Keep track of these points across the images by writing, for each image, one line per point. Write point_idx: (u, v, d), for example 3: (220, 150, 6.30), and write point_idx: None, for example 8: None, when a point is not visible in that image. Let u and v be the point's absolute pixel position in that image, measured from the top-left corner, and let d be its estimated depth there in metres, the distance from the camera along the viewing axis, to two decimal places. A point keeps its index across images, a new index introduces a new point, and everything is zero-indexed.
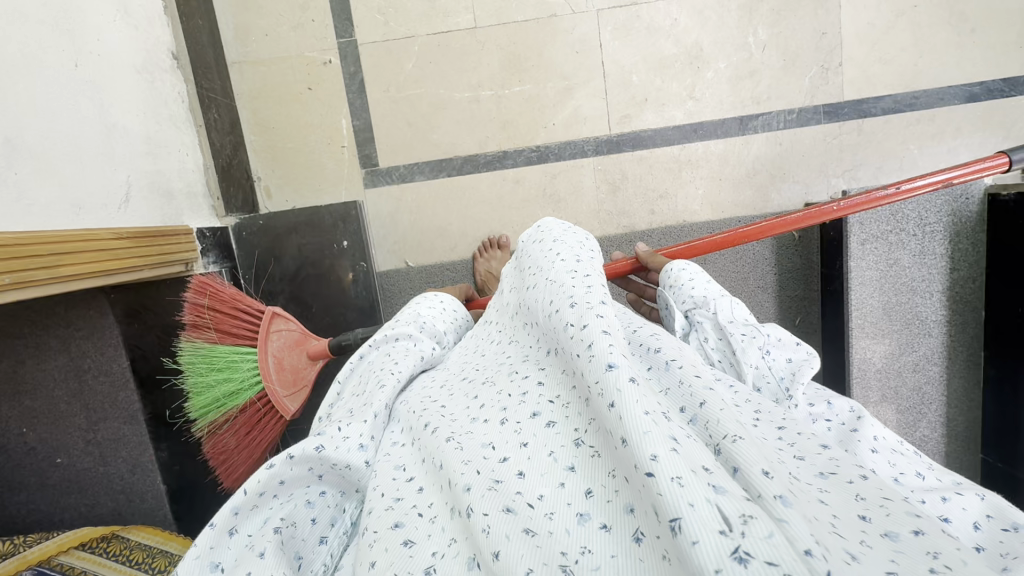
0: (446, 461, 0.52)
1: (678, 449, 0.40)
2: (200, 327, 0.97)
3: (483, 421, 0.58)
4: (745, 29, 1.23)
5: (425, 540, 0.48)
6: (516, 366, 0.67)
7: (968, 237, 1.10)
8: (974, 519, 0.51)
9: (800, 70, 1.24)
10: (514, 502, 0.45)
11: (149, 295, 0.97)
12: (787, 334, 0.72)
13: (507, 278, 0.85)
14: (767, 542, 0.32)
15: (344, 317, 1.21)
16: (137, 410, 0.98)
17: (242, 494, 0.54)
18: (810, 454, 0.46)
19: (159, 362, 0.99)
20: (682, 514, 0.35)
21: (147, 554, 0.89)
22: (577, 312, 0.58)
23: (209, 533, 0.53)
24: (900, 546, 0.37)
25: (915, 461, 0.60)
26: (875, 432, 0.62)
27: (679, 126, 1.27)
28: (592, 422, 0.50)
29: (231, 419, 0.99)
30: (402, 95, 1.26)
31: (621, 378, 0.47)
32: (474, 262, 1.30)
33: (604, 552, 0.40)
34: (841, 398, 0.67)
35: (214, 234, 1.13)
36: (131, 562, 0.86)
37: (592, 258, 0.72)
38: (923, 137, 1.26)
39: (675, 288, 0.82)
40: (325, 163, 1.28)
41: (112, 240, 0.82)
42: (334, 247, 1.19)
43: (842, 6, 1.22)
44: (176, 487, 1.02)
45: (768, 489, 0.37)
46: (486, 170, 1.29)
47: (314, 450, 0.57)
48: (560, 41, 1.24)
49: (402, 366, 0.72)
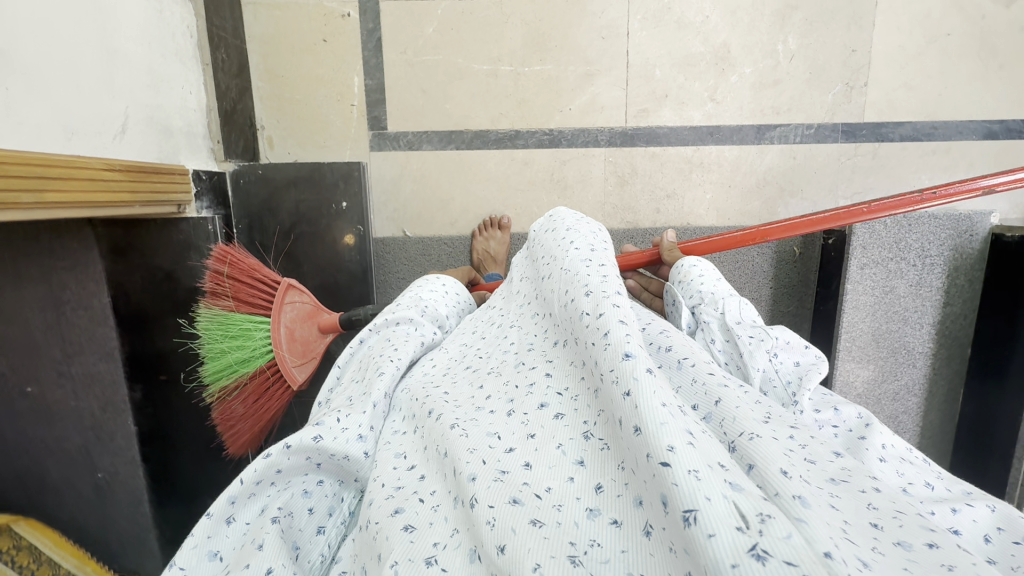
0: (452, 449, 0.51)
1: (694, 443, 0.40)
2: (218, 295, 0.97)
3: (489, 411, 0.58)
4: (776, 36, 1.20)
5: (426, 528, 0.46)
6: (522, 356, 0.68)
7: (964, 274, 1.11)
8: (984, 532, 0.52)
9: (824, 85, 1.22)
10: (521, 493, 0.45)
11: (137, 233, 0.97)
12: (796, 337, 0.73)
13: (519, 266, 0.88)
14: (786, 542, 0.32)
15: (336, 280, 1.19)
16: (114, 348, 0.99)
17: (238, 483, 0.53)
18: (822, 459, 0.47)
19: (140, 302, 1.00)
20: (698, 506, 0.35)
21: (30, 556, 0.96)
22: (593, 302, 0.60)
23: (205, 523, 0.52)
24: (913, 555, 0.37)
25: (924, 470, 0.61)
26: (884, 439, 0.63)
27: (696, 127, 1.25)
28: (602, 414, 0.51)
29: (241, 386, 0.98)
30: (419, 60, 1.23)
31: (638, 367, 0.48)
32: (472, 239, 1.29)
33: (614, 546, 0.40)
34: (848, 404, 0.69)
35: (210, 177, 1.10)
36: (16, 564, 0.93)
37: (606, 249, 0.73)
38: (936, 168, 1.25)
39: (685, 283, 0.84)
40: (333, 120, 1.25)
41: (104, 170, 0.80)
42: (333, 208, 1.17)
43: (875, 24, 1.19)
44: (148, 429, 1.03)
45: (785, 489, 0.38)
46: (495, 148, 1.26)
47: (312, 439, 0.56)
48: (587, 23, 1.21)
49: (402, 353, 0.71)
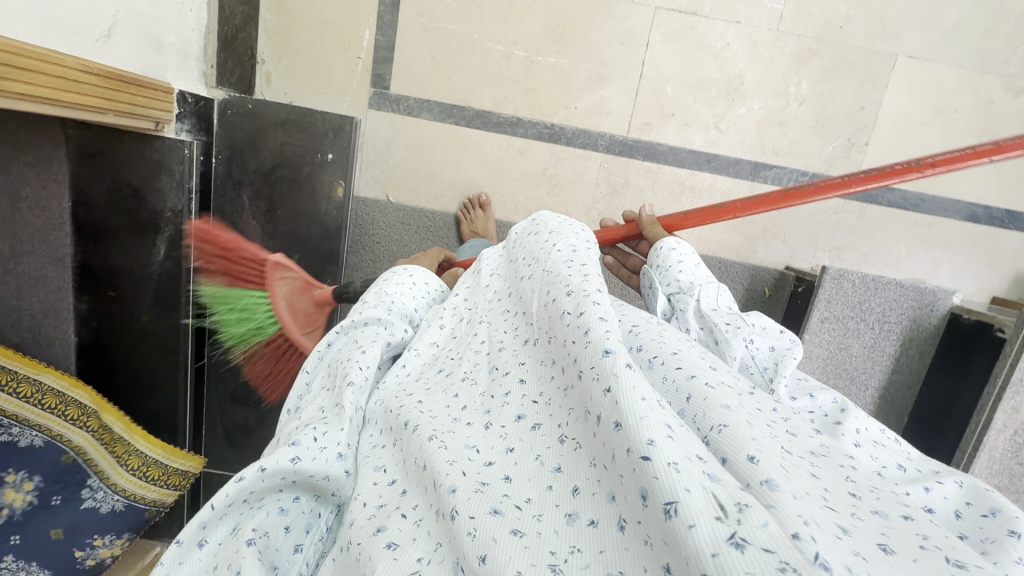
0: (431, 462, 0.49)
1: (673, 436, 0.40)
2: (213, 271, 1.10)
3: (466, 424, 0.56)
4: (791, 77, 1.20)
5: (409, 545, 0.45)
6: (495, 359, 0.67)
7: (918, 345, 1.14)
8: (954, 508, 0.50)
9: (827, 135, 1.23)
10: (501, 504, 0.44)
11: (105, 141, 0.94)
12: (771, 322, 0.72)
13: (490, 261, 0.87)
14: (764, 530, 0.32)
15: (307, 231, 1.17)
16: (67, 255, 1.00)
17: (209, 509, 0.52)
18: (802, 435, 0.48)
19: (99, 213, 1.00)
20: (679, 498, 0.35)
21: (114, 435, 1.03)
22: (574, 301, 0.60)
23: (175, 550, 0.51)
24: (889, 522, 0.39)
25: (896, 453, 0.59)
26: (858, 424, 0.61)
27: (696, 151, 1.25)
28: (574, 415, 0.51)
29: (261, 350, 1.12)
30: (434, 26, 1.20)
31: (618, 363, 0.48)
32: (458, 219, 1.28)
33: (593, 548, 0.40)
34: (824, 390, 0.67)
35: (196, 102, 1.05)
36: (101, 442, 1.00)
37: (588, 249, 0.74)
38: (915, 240, 1.27)
39: (663, 268, 0.83)
40: (336, 68, 1.22)
41: (78, 70, 0.76)
42: (317, 157, 1.14)
43: (888, 87, 1.20)
44: (85, 342, 1.06)
45: (755, 476, 0.38)
46: (494, 131, 1.25)
47: (289, 461, 0.53)
48: (609, 25, 1.19)
49: (370, 357, 0.67)
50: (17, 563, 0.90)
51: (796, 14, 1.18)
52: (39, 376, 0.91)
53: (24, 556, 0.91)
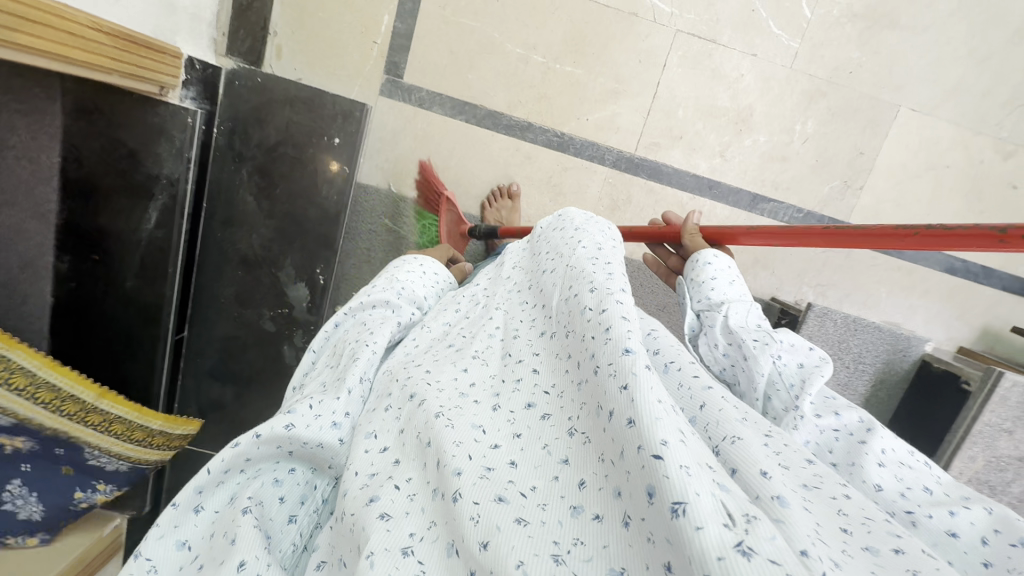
0: (437, 440, 0.50)
1: (684, 441, 0.42)
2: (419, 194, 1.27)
3: (473, 401, 0.57)
4: (797, 115, 1.23)
5: (402, 518, 0.46)
6: (509, 347, 0.68)
7: (888, 387, 1.20)
8: (981, 534, 0.48)
9: (825, 176, 1.26)
10: (506, 491, 0.45)
11: (103, 97, 0.90)
12: (800, 340, 0.70)
13: (514, 256, 0.91)
14: (770, 541, 0.33)
15: (305, 213, 1.15)
16: (51, 211, 0.92)
17: (205, 474, 0.54)
18: (794, 466, 0.47)
19: (92, 171, 0.95)
20: (688, 499, 0.36)
21: (99, 415, 0.90)
22: (597, 297, 0.62)
23: (170, 513, 0.52)
24: (880, 560, 0.38)
25: (924, 475, 0.55)
26: (884, 444, 0.58)
27: (699, 177, 1.27)
28: (586, 409, 0.52)
29: None
30: (455, 20, 1.19)
31: (637, 363, 0.49)
32: (483, 211, 1.28)
33: (596, 542, 0.41)
34: (851, 408, 0.63)
35: (204, 69, 1.03)
36: (85, 423, 0.88)
37: (614, 248, 0.76)
38: (894, 285, 1.32)
39: (695, 284, 0.82)
40: (351, 50, 1.19)
41: (89, 27, 0.73)
42: (323, 140, 1.12)
43: (887, 136, 1.24)
44: (63, 301, 0.98)
45: (766, 490, 0.40)
46: (504, 133, 1.24)
47: (283, 428, 0.55)
48: (629, 42, 1.20)
49: (379, 336, 0.69)
50: (22, 489, 0.86)
51: (810, 54, 1.21)
52: (8, 351, 0.75)
53: (30, 483, 0.87)
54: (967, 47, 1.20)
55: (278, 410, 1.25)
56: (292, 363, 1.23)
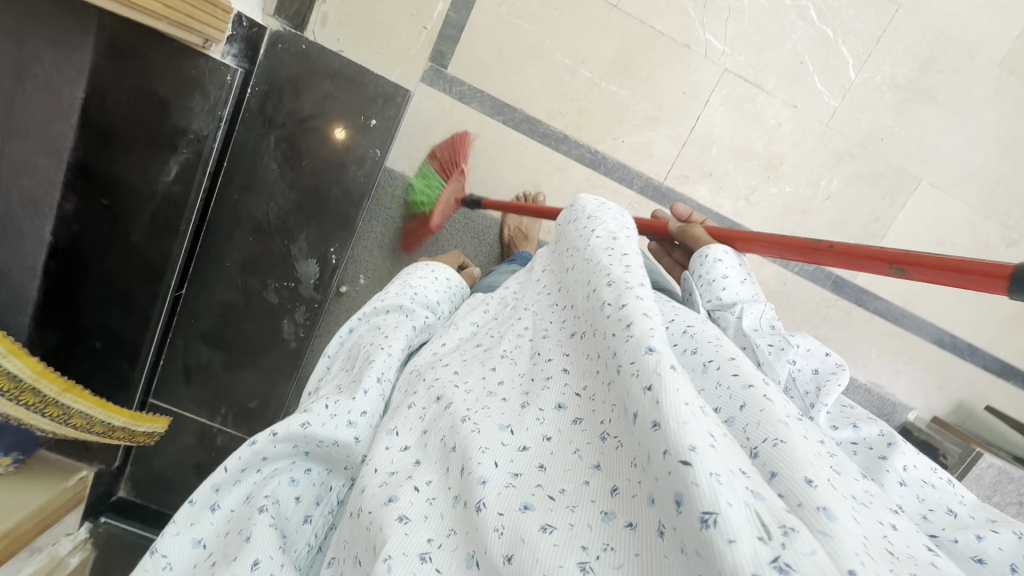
0: (462, 443, 0.50)
1: (715, 446, 0.39)
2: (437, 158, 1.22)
3: (501, 400, 0.57)
4: (825, 172, 1.26)
5: (421, 521, 0.46)
6: (537, 346, 0.66)
7: None
8: (1011, 560, 0.45)
9: (840, 235, 1.29)
10: (532, 498, 0.45)
11: (144, 44, 0.85)
12: (816, 344, 0.67)
13: (541, 257, 0.85)
14: (811, 558, 0.32)
15: (327, 188, 1.12)
16: (65, 149, 0.82)
17: (222, 471, 0.55)
18: (847, 475, 0.44)
19: (115, 112, 0.86)
20: (720, 510, 0.35)
21: (60, 410, 0.84)
22: (615, 292, 0.58)
23: (188, 509, 0.53)
24: None
25: (947, 495, 0.54)
26: (905, 461, 0.56)
27: (722, 216, 1.27)
28: (614, 411, 0.49)
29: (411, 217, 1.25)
30: (510, 19, 1.18)
31: (662, 363, 0.46)
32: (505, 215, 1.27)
33: (628, 551, 0.40)
34: (870, 419, 0.61)
35: (250, 27, 1.00)
36: (44, 415, 0.81)
37: (628, 236, 0.70)
38: (885, 348, 1.37)
39: (706, 281, 0.74)
40: (399, 30, 1.17)
41: None
42: (360, 121, 1.09)
43: (904, 206, 1.28)
44: (64, 247, 0.87)
45: (811, 500, 0.38)
46: (538, 140, 1.23)
47: (300, 427, 0.55)
48: (677, 72, 1.21)
49: (393, 341, 0.68)
50: None
51: (847, 115, 1.23)
52: None
53: None
54: (992, 134, 1.25)
55: (271, 380, 1.22)
56: (290, 338, 1.20)
